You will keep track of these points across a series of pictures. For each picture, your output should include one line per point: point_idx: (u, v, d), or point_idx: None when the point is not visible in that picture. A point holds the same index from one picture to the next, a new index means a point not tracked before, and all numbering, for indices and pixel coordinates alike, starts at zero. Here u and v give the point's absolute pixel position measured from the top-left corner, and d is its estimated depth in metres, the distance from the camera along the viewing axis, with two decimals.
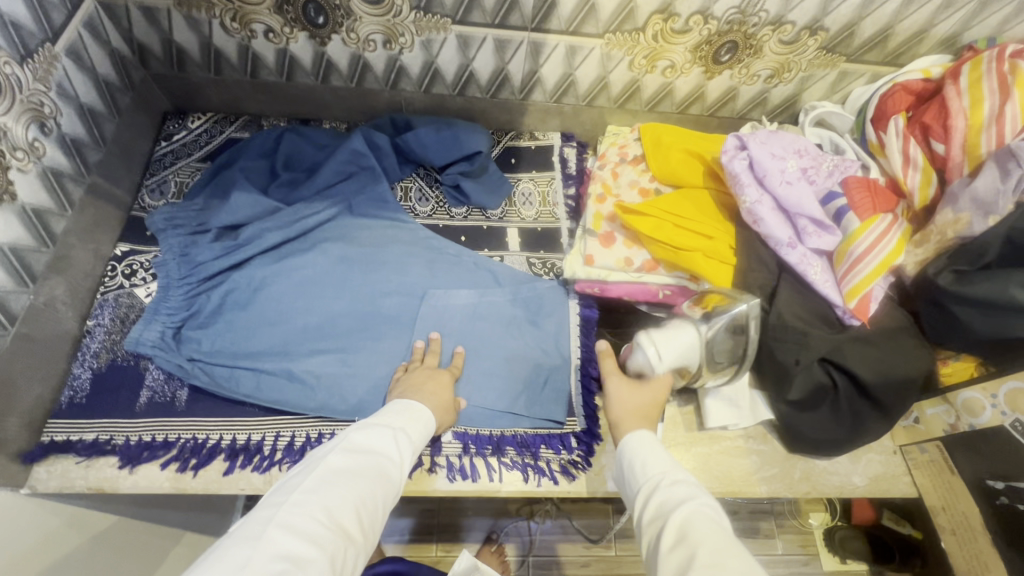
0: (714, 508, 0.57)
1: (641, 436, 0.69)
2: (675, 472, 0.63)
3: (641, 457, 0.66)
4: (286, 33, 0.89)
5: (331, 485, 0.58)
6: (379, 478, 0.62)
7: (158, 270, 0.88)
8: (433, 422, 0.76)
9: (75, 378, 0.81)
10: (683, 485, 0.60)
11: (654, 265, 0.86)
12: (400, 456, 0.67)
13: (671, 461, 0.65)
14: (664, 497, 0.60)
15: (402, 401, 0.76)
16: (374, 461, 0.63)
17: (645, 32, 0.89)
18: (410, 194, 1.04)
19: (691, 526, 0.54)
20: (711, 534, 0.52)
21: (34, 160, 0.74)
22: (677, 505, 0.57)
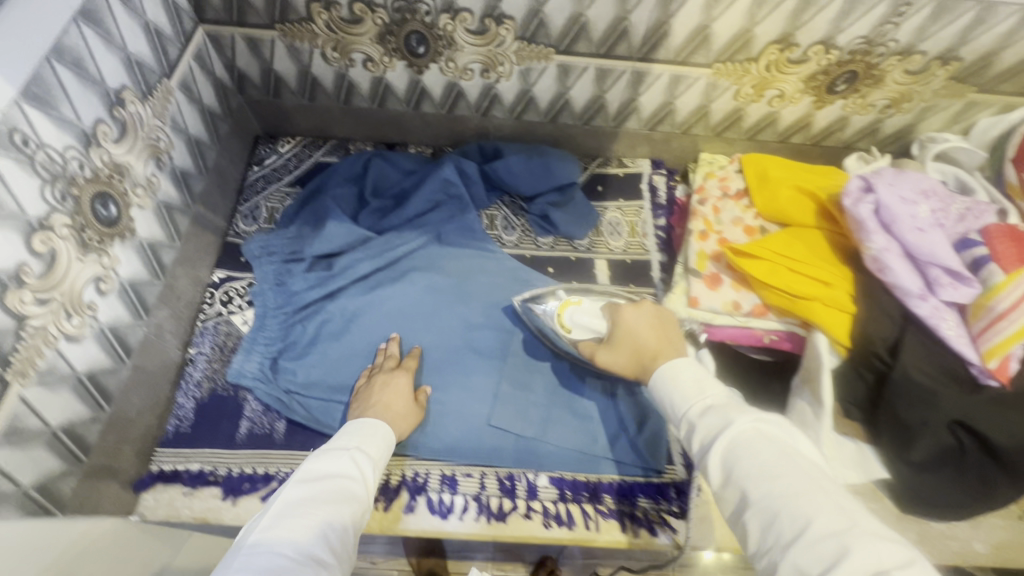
0: (757, 425, 0.52)
1: (661, 372, 0.62)
2: (704, 398, 0.57)
3: (667, 396, 0.60)
4: (385, 62, 0.88)
5: (289, 516, 0.52)
6: (343, 498, 0.56)
7: (256, 299, 0.89)
8: (389, 429, 0.71)
9: (180, 407, 0.82)
10: (715, 411, 0.55)
11: (764, 311, 0.82)
12: (363, 472, 0.61)
13: (698, 380, 0.59)
14: (700, 437, 0.54)
15: (358, 421, 0.70)
16: (336, 483, 0.57)
17: (758, 62, 0.84)
18: (495, 223, 1.02)
19: (741, 466, 0.50)
20: (763, 469, 0.49)
21: (151, 195, 0.75)
22: (717, 439, 0.52)
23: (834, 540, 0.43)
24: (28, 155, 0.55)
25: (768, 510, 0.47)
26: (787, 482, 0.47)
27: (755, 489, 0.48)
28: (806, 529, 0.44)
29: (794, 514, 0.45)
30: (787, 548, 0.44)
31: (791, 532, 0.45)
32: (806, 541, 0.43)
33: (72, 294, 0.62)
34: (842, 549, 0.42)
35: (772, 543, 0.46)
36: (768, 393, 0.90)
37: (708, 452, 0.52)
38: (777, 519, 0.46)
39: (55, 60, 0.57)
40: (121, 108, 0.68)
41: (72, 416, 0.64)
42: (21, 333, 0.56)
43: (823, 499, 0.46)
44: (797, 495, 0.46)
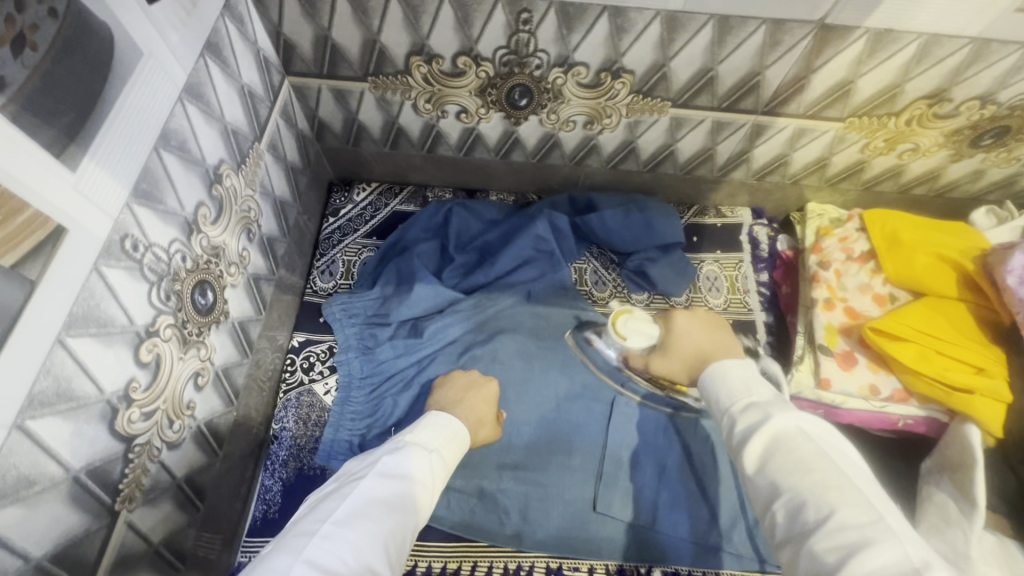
0: (799, 422, 0.46)
1: (711, 370, 0.54)
2: (749, 391, 0.50)
3: (712, 390, 0.53)
4: (481, 113, 0.81)
5: (360, 515, 0.47)
6: (413, 505, 0.51)
7: (341, 368, 0.83)
8: (466, 439, 0.64)
9: (267, 490, 0.76)
10: (759, 404, 0.49)
11: (905, 396, 0.75)
12: (433, 476, 0.56)
13: (747, 378, 0.52)
14: (736, 429, 0.48)
15: (442, 416, 0.63)
16: (410, 486, 0.53)
17: (898, 117, 0.76)
18: (585, 277, 0.95)
19: (778, 457, 0.45)
20: (797, 461, 0.44)
21: (242, 271, 0.69)
22: (755, 429, 0.47)
23: (861, 530, 0.38)
24: (137, 260, 0.49)
25: (795, 498, 0.42)
26: (822, 474, 0.42)
27: (786, 478, 0.44)
28: (832, 517, 0.40)
29: (821, 503, 0.41)
30: (812, 537, 0.40)
31: (816, 520, 0.40)
32: (830, 529, 0.39)
33: (174, 398, 0.57)
34: (865, 544, 0.37)
35: (796, 533, 0.42)
36: (891, 476, 0.83)
37: (742, 440, 0.47)
38: (802, 505, 0.42)
39: (161, 147, 0.51)
40: (219, 184, 0.62)
41: (171, 526, 0.59)
42: (129, 456, 0.50)
43: (856, 494, 0.41)
44: (830, 487, 0.41)
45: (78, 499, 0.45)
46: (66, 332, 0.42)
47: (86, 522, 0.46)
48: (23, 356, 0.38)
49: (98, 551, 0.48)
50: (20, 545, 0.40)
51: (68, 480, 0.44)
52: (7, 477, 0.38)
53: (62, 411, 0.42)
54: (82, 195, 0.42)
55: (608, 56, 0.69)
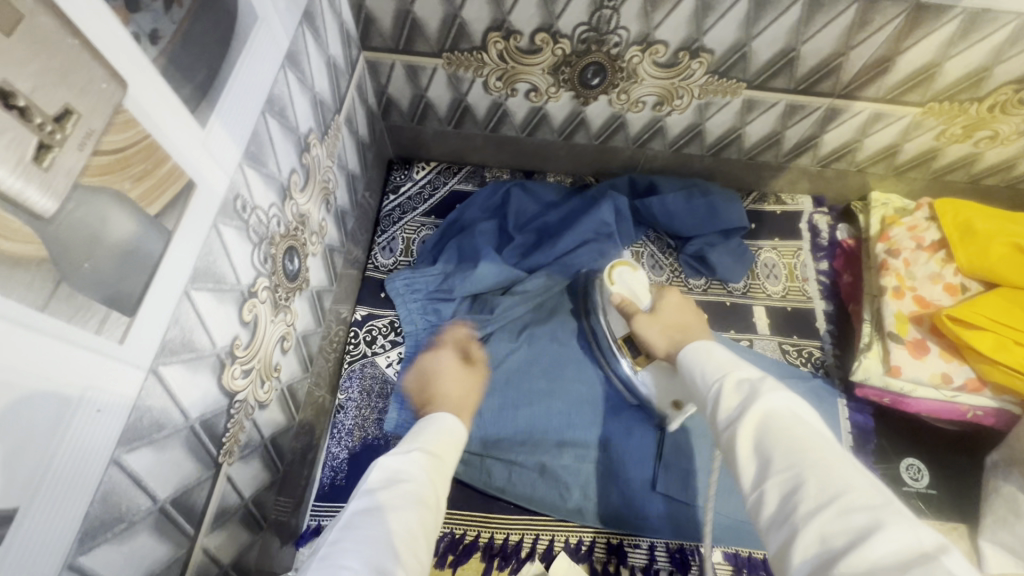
0: (791, 404, 0.44)
1: (695, 350, 0.55)
2: (740, 371, 0.49)
3: (699, 371, 0.53)
4: (551, 92, 0.81)
5: (361, 527, 0.43)
6: (414, 502, 0.47)
7: (407, 341, 0.85)
8: (463, 433, 0.61)
9: (333, 457, 0.78)
10: (749, 382, 0.47)
11: (979, 386, 0.74)
12: (438, 485, 0.51)
13: (732, 359, 0.52)
14: (726, 412, 0.46)
15: (435, 416, 0.61)
16: (405, 483, 0.49)
17: (982, 102, 0.74)
18: (642, 261, 0.95)
19: (771, 433, 0.42)
20: (794, 440, 0.40)
21: (320, 241, 0.70)
22: (747, 405, 0.44)
23: (870, 512, 0.34)
24: (244, 221, 0.50)
25: (789, 479, 0.39)
26: (818, 453, 0.39)
27: (780, 456, 0.40)
28: (837, 498, 0.35)
29: (820, 483, 0.37)
30: (806, 518, 0.36)
31: (814, 501, 0.36)
32: (837, 508, 0.35)
33: (265, 359, 0.59)
34: (874, 524, 0.33)
35: (787, 515, 0.37)
36: (954, 467, 0.82)
37: (732, 421, 0.45)
38: (800, 483, 0.38)
39: (267, 113, 0.52)
40: (307, 153, 0.63)
41: (257, 483, 0.61)
42: (231, 410, 0.52)
43: (856, 473, 0.37)
44: (828, 465, 0.38)
45: (192, 448, 0.46)
46: (190, 285, 0.43)
47: (197, 471, 0.48)
48: (160, 305, 0.40)
49: (205, 500, 0.50)
50: (150, 486, 0.41)
51: (186, 428, 0.45)
52: (143, 419, 0.40)
53: (185, 360, 0.44)
54: (207, 151, 0.43)
55: (690, 34, 0.69)
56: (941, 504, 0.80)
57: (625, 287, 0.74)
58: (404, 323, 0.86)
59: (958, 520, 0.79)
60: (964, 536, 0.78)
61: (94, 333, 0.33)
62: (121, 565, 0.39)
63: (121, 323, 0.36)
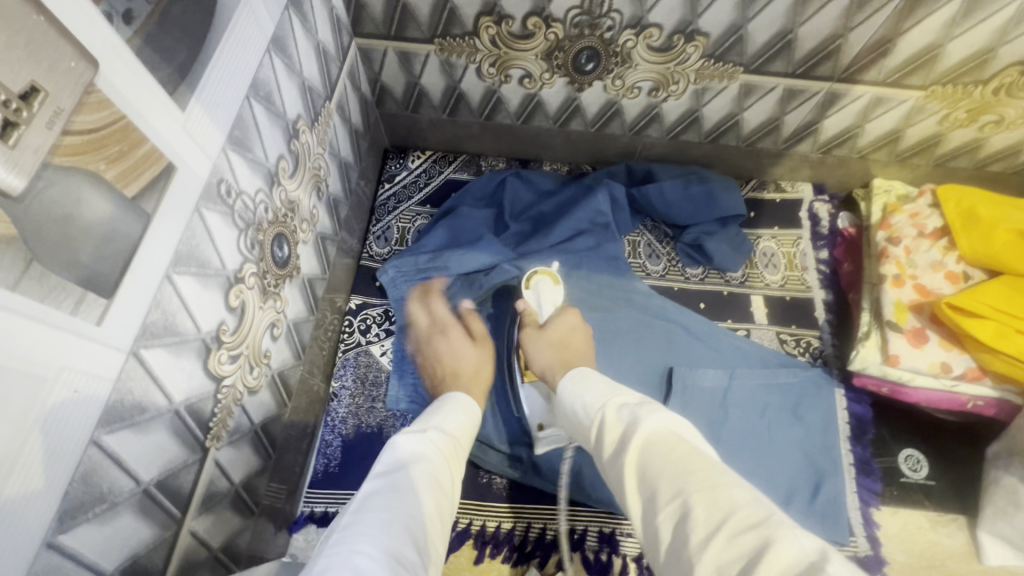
0: (668, 423, 0.46)
1: (573, 379, 0.59)
2: (617, 398, 0.51)
3: (580, 402, 0.55)
4: (544, 78, 0.80)
5: (370, 511, 0.42)
6: (429, 487, 0.47)
7: (395, 308, 0.86)
8: (473, 407, 0.64)
9: (327, 445, 0.79)
10: (630, 408, 0.49)
11: (979, 375, 0.72)
12: (448, 469, 0.51)
13: (608, 383, 0.55)
14: (609, 447, 0.48)
15: (438, 402, 0.63)
16: (421, 468, 0.49)
17: (986, 85, 0.72)
18: (638, 250, 0.94)
19: (653, 463, 0.42)
20: (675, 466, 0.41)
21: (312, 229, 0.70)
22: (631, 435, 0.46)
23: (757, 529, 0.33)
24: (230, 206, 0.50)
25: (679, 506, 0.38)
26: (699, 473, 0.39)
27: (666, 487, 0.40)
28: (724, 521, 0.35)
29: (710, 506, 0.36)
30: (700, 550, 0.35)
31: (705, 529, 0.35)
32: (723, 535, 0.34)
33: (254, 345, 0.59)
34: (763, 540, 0.32)
35: (683, 547, 0.36)
36: (954, 458, 0.81)
37: (619, 457, 0.46)
38: (687, 512, 0.37)
39: (252, 97, 0.52)
40: (296, 139, 0.63)
41: (248, 468, 0.62)
42: (218, 396, 0.52)
43: (739, 489, 0.37)
44: (712, 485, 0.38)
45: (177, 431, 0.47)
46: (172, 269, 0.43)
47: (183, 455, 0.48)
48: (140, 288, 0.40)
49: (192, 484, 0.50)
50: (134, 468, 0.42)
51: (170, 412, 0.45)
52: (125, 401, 0.40)
53: (168, 343, 0.44)
54: (188, 135, 0.43)
55: (684, 16, 0.68)
56: (938, 495, 0.79)
57: (535, 294, 0.79)
58: (392, 286, 0.86)
59: (957, 512, 0.78)
60: (960, 527, 0.78)
61: (70, 314, 0.34)
62: (103, 546, 0.40)
63: (99, 305, 0.36)
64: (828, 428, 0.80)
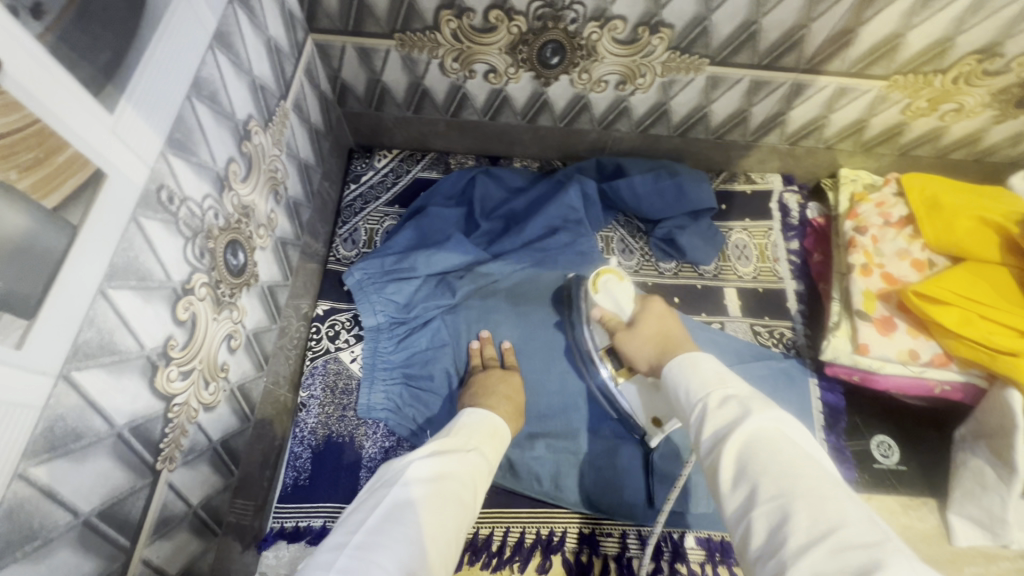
0: (779, 423, 0.45)
1: (680, 362, 0.56)
2: (726, 389, 0.50)
3: (683, 381, 0.54)
4: (510, 73, 0.78)
5: (396, 525, 0.43)
6: (450, 505, 0.47)
7: (365, 318, 0.83)
8: (506, 431, 0.62)
9: (296, 457, 0.76)
10: (738, 400, 0.48)
11: (946, 361, 0.73)
12: (474, 484, 0.52)
13: (720, 372, 0.52)
14: (714, 423, 0.47)
15: (476, 410, 0.62)
16: (449, 485, 0.49)
17: (945, 74, 0.73)
18: (612, 246, 0.93)
19: (756, 455, 0.42)
20: (785, 466, 0.41)
21: (270, 234, 0.67)
22: (736, 427, 0.45)
23: (867, 548, 0.34)
24: (173, 213, 0.47)
25: (780, 506, 0.39)
26: (810, 481, 0.39)
27: (769, 482, 0.40)
28: (831, 532, 0.35)
29: (816, 514, 0.37)
30: (797, 550, 0.35)
31: (807, 533, 0.36)
32: (827, 544, 0.35)
33: (208, 359, 0.56)
34: (873, 560, 0.33)
35: (777, 545, 0.37)
36: (922, 442, 0.82)
37: (718, 445, 0.45)
38: (789, 512, 0.38)
39: (194, 97, 0.49)
40: (247, 141, 0.60)
41: (208, 488, 0.59)
42: (169, 415, 0.49)
43: (851, 504, 0.37)
44: (824, 497, 0.38)
45: (121, 456, 0.44)
46: (107, 283, 0.40)
47: (130, 480, 0.45)
48: (67, 308, 0.37)
49: (142, 509, 0.47)
50: (69, 498, 0.39)
51: (113, 435, 0.42)
52: (55, 428, 0.37)
53: (106, 363, 0.41)
54: (119, 138, 0.40)
55: (648, 8, 0.67)
56: (907, 479, 0.81)
57: (608, 299, 0.71)
58: (359, 291, 0.83)
59: (927, 495, 0.80)
60: (930, 509, 0.79)
61: None
62: None
63: (16, 328, 0.33)
64: (803, 417, 0.81)
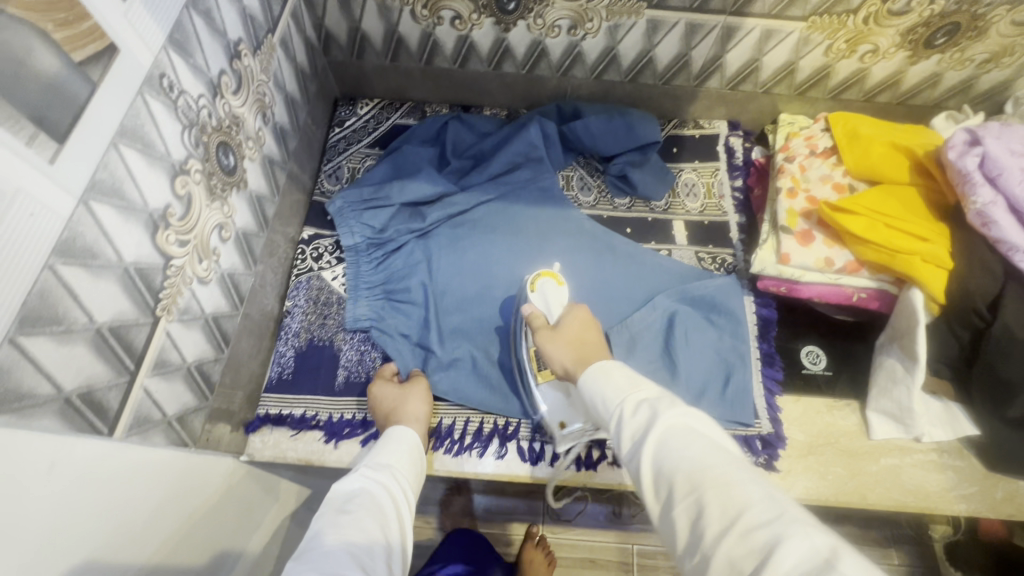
0: (685, 417, 0.53)
1: (595, 373, 0.62)
2: (637, 393, 0.57)
3: (600, 392, 0.60)
4: (473, 19, 0.88)
5: (336, 529, 0.53)
6: (378, 510, 0.57)
7: (345, 241, 0.92)
8: (421, 447, 0.73)
9: (281, 355, 0.86)
10: (647, 403, 0.55)
11: (858, 268, 0.82)
12: (394, 490, 0.62)
13: (630, 379, 0.60)
14: (634, 426, 0.53)
15: (395, 430, 0.71)
16: (370, 496, 0.59)
17: (856, 14, 0.83)
18: (572, 184, 1.03)
19: (669, 453, 0.49)
20: (694, 464, 0.47)
21: (258, 149, 0.77)
22: (650, 430, 0.52)
23: (771, 527, 0.40)
24: (172, 100, 0.57)
25: (697, 500, 0.45)
26: (716, 473, 0.46)
27: (686, 483, 0.47)
28: (739, 519, 0.42)
29: (726, 503, 0.43)
30: (716, 544, 0.42)
31: (721, 524, 0.43)
32: (737, 532, 0.41)
33: (202, 239, 0.65)
34: (777, 540, 0.39)
35: (700, 539, 0.44)
36: (848, 353, 0.91)
37: (638, 453, 0.52)
38: (703, 506, 0.44)
39: (191, 8, 0.59)
40: (238, 61, 0.70)
41: (201, 355, 0.68)
42: (167, 271, 0.59)
43: (755, 487, 0.44)
44: (731, 484, 0.45)
45: (128, 289, 0.53)
46: (118, 138, 0.50)
47: (134, 313, 0.55)
48: (87, 147, 0.46)
49: (144, 344, 0.57)
50: (85, 303, 0.48)
51: (121, 267, 0.52)
52: (76, 240, 0.46)
53: (116, 205, 0.50)
54: (129, 22, 0.50)
55: None
56: (834, 384, 0.89)
57: (542, 298, 0.82)
58: (340, 216, 0.93)
59: (850, 397, 0.88)
60: (852, 410, 0.88)
61: (25, 146, 0.40)
62: (60, 362, 0.46)
63: (50, 146, 0.43)
64: (738, 328, 0.89)
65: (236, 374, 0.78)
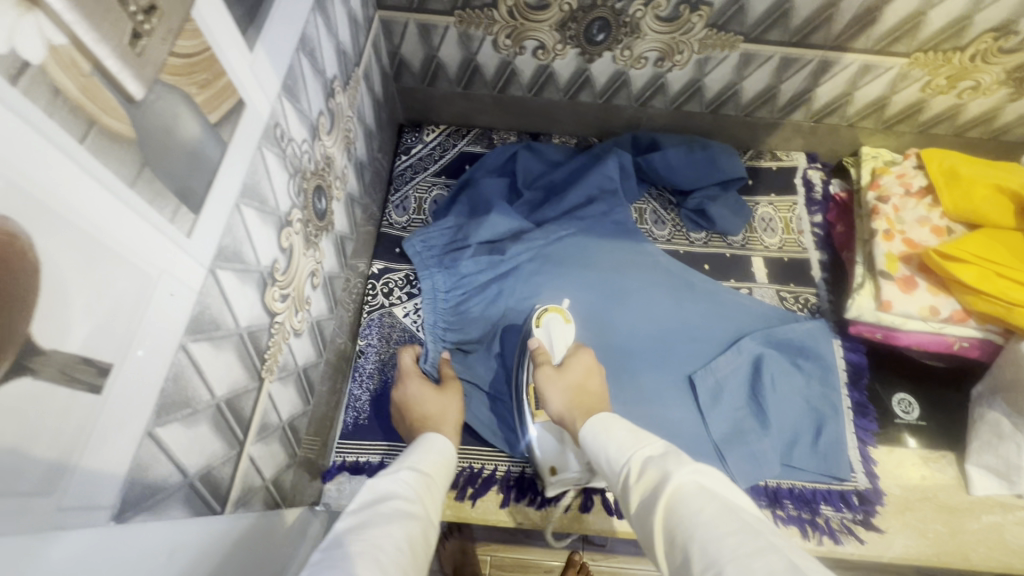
0: (696, 475, 0.46)
1: (595, 427, 0.60)
2: (642, 450, 0.53)
3: (604, 449, 0.57)
4: (558, 49, 0.85)
5: (370, 531, 0.44)
6: (412, 518, 0.48)
7: (425, 286, 0.89)
8: (452, 459, 0.64)
9: (356, 398, 0.83)
10: (655, 460, 0.50)
11: (964, 317, 0.79)
12: (423, 500, 0.53)
13: (634, 433, 0.56)
14: (643, 490, 0.49)
15: (426, 440, 0.64)
16: (401, 501, 0.50)
17: (964, 51, 0.79)
18: (645, 217, 1.00)
19: (679, 518, 0.43)
20: (706, 531, 0.40)
21: (343, 187, 0.74)
22: (660, 490, 0.46)
23: None
24: (283, 149, 0.54)
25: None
26: (731, 541, 0.38)
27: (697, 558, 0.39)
28: None
29: None
30: None
31: None
32: None
33: (298, 288, 0.62)
34: None
35: None
36: (941, 402, 0.87)
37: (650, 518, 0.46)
38: None
39: (300, 51, 0.56)
40: (332, 99, 0.66)
41: (292, 409, 0.64)
42: (272, 328, 0.56)
43: (777, 557, 0.36)
44: (745, 555, 0.37)
45: (241, 355, 0.50)
46: (240, 199, 0.47)
47: (245, 378, 0.51)
48: (216, 214, 0.43)
49: (250, 409, 0.53)
50: (208, 379, 0.45)
51: (237, 333, 0.49)
52: (204, 314, 0.43)
53: (235, 269, 0.47)
54: (254, 74, 0.46)
55: None
56: (928, 434, 0.85)
57: (546, 333, 0.79)
58: (418, 259, 0.90)
59: (945, 449, 0.85)
60: (947, 462, 0.84)
61: (169, 221, 0.37)
62: (187, 447, 0.43)
63: (188, 219, 0.39)
64: (827, 375, 0.86)
65: (315, 422, 0.74)
